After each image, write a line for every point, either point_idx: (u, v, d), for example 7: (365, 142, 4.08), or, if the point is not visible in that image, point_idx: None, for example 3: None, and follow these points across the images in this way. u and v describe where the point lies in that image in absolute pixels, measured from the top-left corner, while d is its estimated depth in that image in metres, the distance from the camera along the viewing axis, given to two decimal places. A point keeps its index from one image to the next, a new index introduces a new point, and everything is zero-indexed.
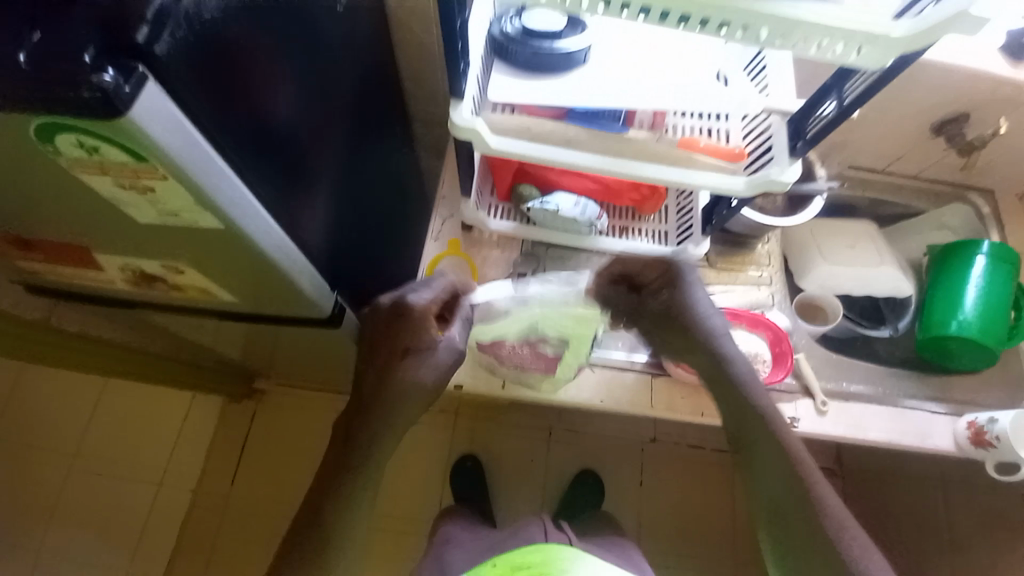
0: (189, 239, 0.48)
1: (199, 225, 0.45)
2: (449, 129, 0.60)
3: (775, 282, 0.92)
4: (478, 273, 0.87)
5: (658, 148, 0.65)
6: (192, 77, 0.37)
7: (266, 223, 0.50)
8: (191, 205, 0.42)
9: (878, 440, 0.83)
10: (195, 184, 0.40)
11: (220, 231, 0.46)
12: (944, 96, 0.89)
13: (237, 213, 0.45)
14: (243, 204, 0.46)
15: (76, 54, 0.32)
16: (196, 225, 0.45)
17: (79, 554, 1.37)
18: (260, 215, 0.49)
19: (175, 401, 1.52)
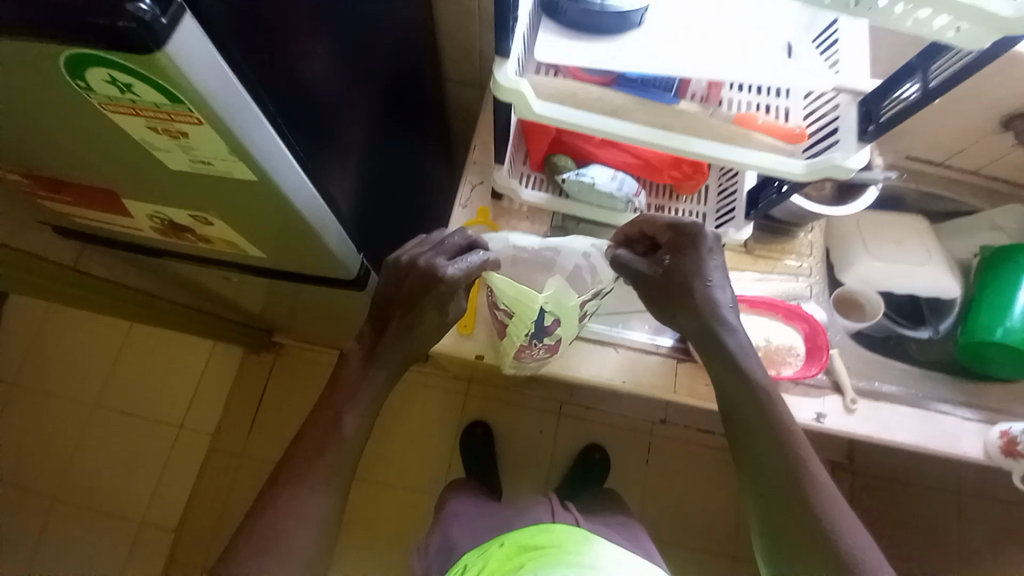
0: (221, 190, 0.46)
1: (232, 176, 0.43)
2: (492, 88, 0.55)
3: (814, 275, 0.88)
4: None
5: (711, 123, 0.61)
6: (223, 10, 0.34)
7: (299, 176, 0.48)
8: (226, 154, 0.40)
9: (904, 442, 0.81)
10: (230, 131, 0.37)
11: (254, 183, 0.44)
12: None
13: (271, 166, 0.43)
14: (277, 156, 0.43)
15: None
16: (229, 176, 0.43)
17: (109, 482, 1.47)
18: (293, 168, 0.46)
19: (198, 349, 1.56)
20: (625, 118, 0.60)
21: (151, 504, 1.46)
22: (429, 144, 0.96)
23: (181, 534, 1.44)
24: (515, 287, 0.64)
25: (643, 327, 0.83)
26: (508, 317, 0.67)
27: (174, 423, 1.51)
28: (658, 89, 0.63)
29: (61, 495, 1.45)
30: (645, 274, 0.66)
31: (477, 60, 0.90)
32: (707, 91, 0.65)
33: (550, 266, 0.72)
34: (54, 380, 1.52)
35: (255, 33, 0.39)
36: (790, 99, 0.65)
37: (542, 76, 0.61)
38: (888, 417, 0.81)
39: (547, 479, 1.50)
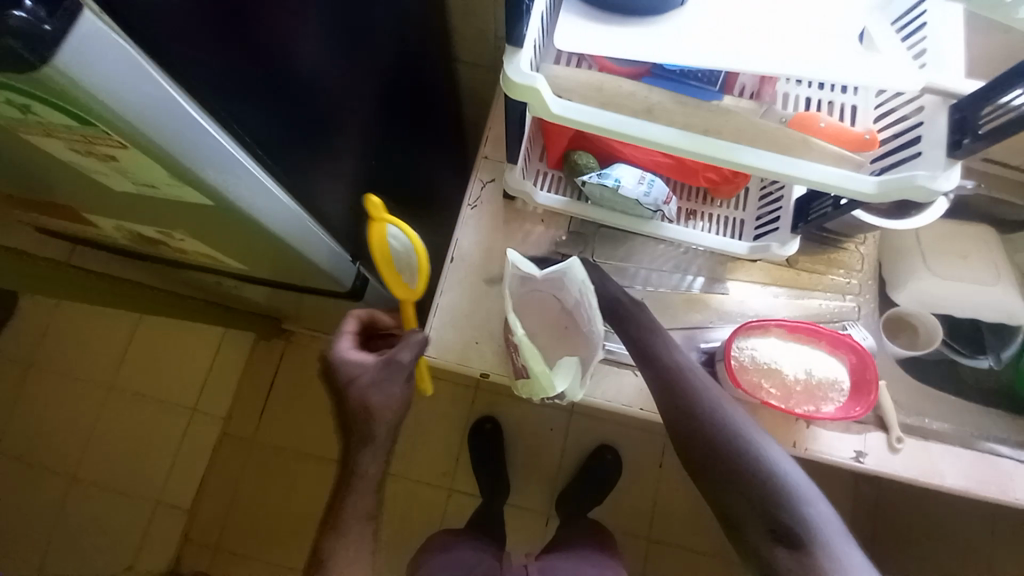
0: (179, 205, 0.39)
1: (184, 200, 0.38)
2: (501, 86, 0.45)
3: (863, 293, 0.79)
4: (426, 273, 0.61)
5: (766, 126, 0.51)
6: None
7: (262, 190, 0.41)
8: (170, 178, 0.35)
9: (952, 486, 0.72)
10: (156, 144, 0.32)
11: (211, 206, 0.40)
12: None
13: (223, 185, 0.37)
14: (233, 173, 0.38)
15: None
16: (180, 200, 0.38)
17: (124, 462, 1.49)
18: (258, 183, 0.40)
19: (209, 334, 1.55)
20: (662, 120, 0.50)
21: (165, 486, 1.48)
22: (437, 134, 0.87)
23: (194, 515, 1.46)
24: (533, 356, 0.60)
25: None
26: (523, 372, 0.64)
27: (186, 408, 1.52)
28: (700, 83, 0.53)
29: (79, 473, 1.49)
30: (623, 313, 0.69)
31: (492, 41, 0.80)
32: (757, 84, 0.56)
33: (561, 287, 0.72)
34: (73, 359, 1.54)
35: None
36: (859, 97, 0.55)
37: (564, 67, 0.52)
38: (937, 459, 0.73)
39: (554, 481, 1.46)
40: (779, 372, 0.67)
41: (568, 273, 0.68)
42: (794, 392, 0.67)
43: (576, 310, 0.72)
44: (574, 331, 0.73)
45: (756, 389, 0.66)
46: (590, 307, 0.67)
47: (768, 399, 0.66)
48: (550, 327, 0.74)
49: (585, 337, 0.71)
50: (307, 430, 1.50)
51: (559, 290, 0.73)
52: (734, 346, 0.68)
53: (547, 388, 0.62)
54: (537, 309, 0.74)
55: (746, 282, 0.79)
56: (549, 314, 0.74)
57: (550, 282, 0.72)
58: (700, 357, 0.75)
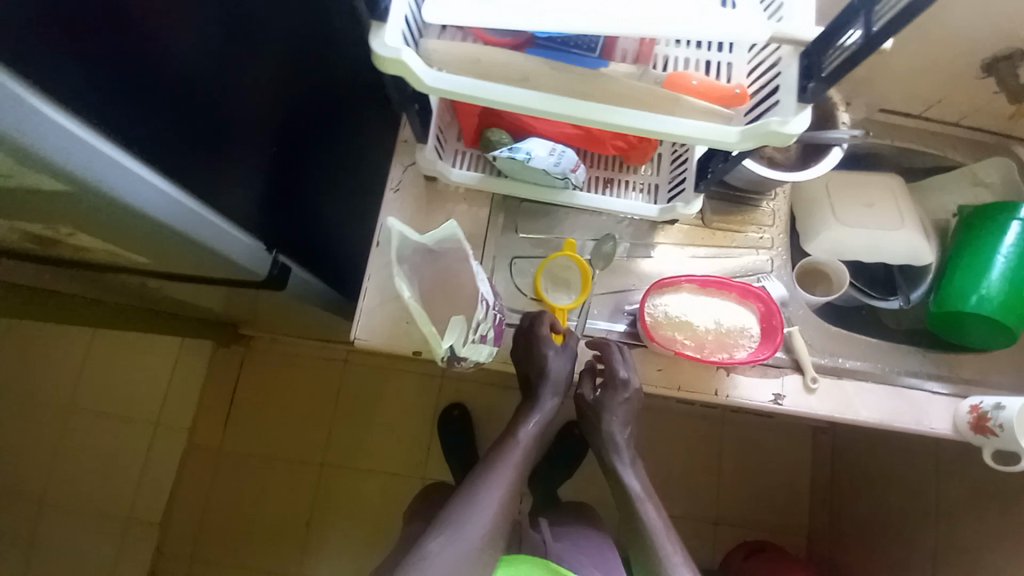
0: (41, 188, 0.40)
1: (41, 187, 0.40)
2: (371, 60, 0.47)
3: (775, 246, 0.83)
4: (587, 275, 0.76)
5: (638, 87, 0.52)
6: None
7: (121, 174, 0.42)
8: (14, 166, 0.37)
9: (869, 420, 0.77)
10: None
11: (79, 194, 0.41)
12: (993, 28, 0.75)
13: (85, 172, 0.39)
14: (95, 159, 0.40)
15: None
16: (35, 187, 0.40)
17: (88, 482, 1.47)
18: (125, 170, 0.42)
19: (165, 347, 1.52)
20: (536, 86, 0.52)
21: (136, 502, 1.47)
22: (363, 123, 0.88)
23: (166, 527, 1.45)
24: (420, 319, 0.59)
25: (599, 313, 0.79)
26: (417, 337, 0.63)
27: (150, 421, 1.50)
28: (580, 50, 0.55)
29: (47, 496, 1.47)
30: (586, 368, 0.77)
31: None
32: (638, 48, 0.57)
33: (454, 252, 0.68)
34: (26, 386, 1.50)
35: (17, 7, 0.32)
36: (733, 54, 0.58)
37: (442, 40, 0.52)
38: (848, 394, 0.77)
39: None
40: (691, 325, 0.71)
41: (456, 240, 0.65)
42: (707, 342, 0.70)
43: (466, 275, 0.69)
44: (465, 300, 0.69)
45: (671, 342, 0.71)
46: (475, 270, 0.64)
47: (683, 350, 0.70)
48: (446, 295, 0.71)
49: (467, 296, 0.69)
50: (277, 432, 1.50)
51: (454, 257, 0.69)
52: (648, 304, 0.72)
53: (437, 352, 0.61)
54: (443, 280, 0.71)
55: (667, 245, 0.82)
56: (457, 289, 0.70)
57: (442, 247, 0.68)
58: (627, 319, 0.78)
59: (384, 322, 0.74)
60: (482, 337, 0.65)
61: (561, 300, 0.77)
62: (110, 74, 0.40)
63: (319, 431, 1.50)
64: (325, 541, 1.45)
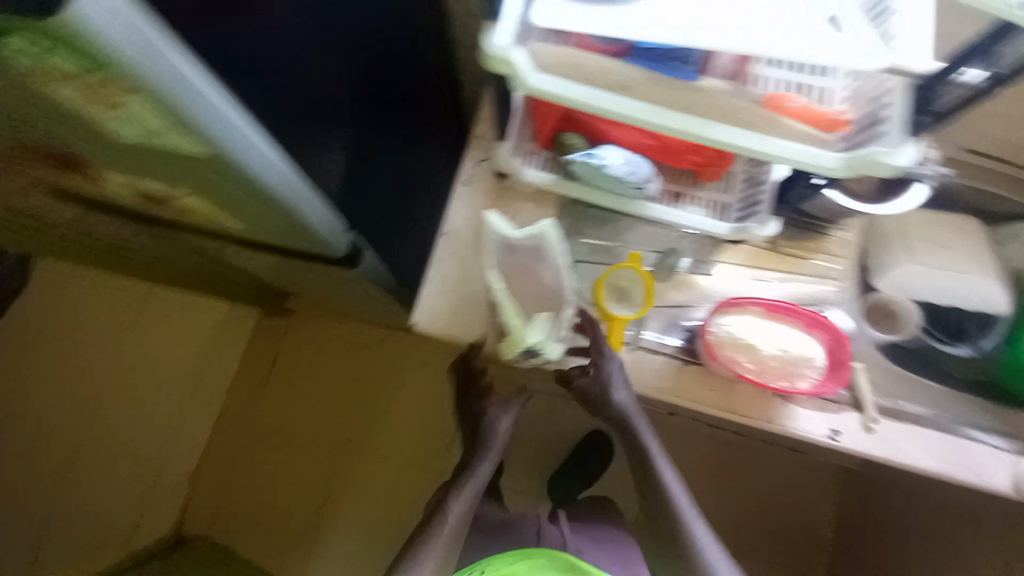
0: (186, 152, 0.40)
1: (188, 152, 0.40)
2: (482, 61, 0.50)
3: (845, 278, 0.81)
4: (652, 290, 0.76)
5: (739, 103, 0.52)
6: None
7: (253, 146, 0.42)
8: (174, 129, 0.36)
9: (929, 470, 0.73)
10: (166, 101, 0.33)
11: (217, 162, 0.41)
12: None
13: (230, 142, 0.39)
14: (237, 131, 0.40)
15: None
16: (185, 151, 0.39)
17: (127, 433, 1.53)
18: (256, 142, 0.43)
19: (214, 312, 1.58)
20: (636, 95, 0.52)
21: (170, 457, 1.52)
22: (431, 112, 0.90)
23: (195, 485, 1.50)
24: (511, 310, 0.68)
25: (652, 324, 0.78)
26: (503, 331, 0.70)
27: (191, 381, 1.56)
28: (676, 62, 0.54)
29: (87, 441, 1.53)
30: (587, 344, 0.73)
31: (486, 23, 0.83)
32: (736, 66, 0.56)
33: (538, 253, 0.74)
34: (81, 334, 1.58)
35: None
36: (831, 79, 0.57)
37: (545, 43, 0.53)
38: (910, 440, 0.74)
39: (548, 465, 1.49)
40: (755, 348, 0.70)
41: (542, 242, 0.71)
42: (769, 367, 0.70)
43: (548, 275, 0.74)
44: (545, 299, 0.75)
45: (732, 363, 0.70)
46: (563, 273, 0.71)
47: (744, 372, 0.70)
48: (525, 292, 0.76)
49: (551, 294, 0.75)
50: (310, 406, 1.54)
51: (535, 258, 0.74)
52: (712, 323, 0.71)
53: (522, 344, 0.68)
54: (522, 275, 0.76)
55: (730, 265, 0.81)
56: (535, 286, 0.77)
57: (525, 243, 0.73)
58: (684, 335, 0.77)
59: (444, 309, 0.76)
60: (563, 335, 0.72)
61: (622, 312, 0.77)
62: None
63: (349, 410, 1.53)
64: (343, 519, 1.47)
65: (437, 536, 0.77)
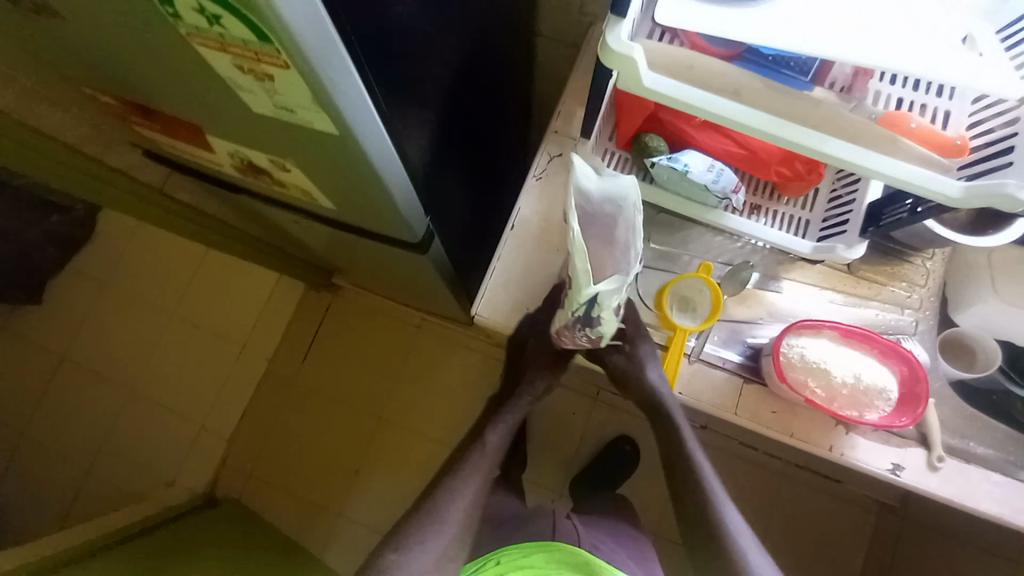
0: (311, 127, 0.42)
1: (312, 126, 0.41)
2: (599, 52, 0.48)
3: (922, 309, 0.78)
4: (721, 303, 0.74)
5: (855, 120, 0.50)
6: None
7: (370, 128, 0.43)
8: (310, 103, 0.38)
9: (994, 517, 0.70)
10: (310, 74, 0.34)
11: (335, 138, 0.42)
12: None
13: (354, 121, 0.40)
14: (361, 110, 0.41)
15: None
16: (309, 125, 0.41)
17: (171, 386, 1.60)
18: (374, 123, 0.43)
19: (263, 279, 1.63)
20: (749, 101, 0.50)
21: (210, 413, 1.58)
22: (509, 102, 0.89)
23: (231, 443, 1.57)
24: (581, 255, 0.60)
25: (712, 336, 0.76)
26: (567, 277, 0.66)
27: (236, 343, 1.61)
28: (793, 71, 0.52)
29: (135, 389, 1.60)
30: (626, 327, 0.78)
31: (575, 16, 0.81)
32: (849, 79, 0.54)
33: (615, 222, 0.70)
34: (137, 287, 1.65)
35: None
36: (953, 102, 0.54)
37: (658, 43, 0.52)
38: (977, 484, 0.71)
39: (573, 464, 1.48)
40: (828, 373, 0.68)
41: (621, 203, 0.67)
42: (838, 395, 0.68)
43: (620, 249, 0.70)
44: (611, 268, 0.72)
45: (801, 387, 0.68)
46: (636, 246, 0.65)
47: (813, 397, 0.68)
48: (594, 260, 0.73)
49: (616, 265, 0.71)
50: (346, 380, 1.58)
51: (610, 228, 0.71)
52: (783, 343, 0.70)
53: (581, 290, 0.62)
54: (594, 243, 0.72)
55: (802, 283, 0.78)
56: (603, 258, 0.72)
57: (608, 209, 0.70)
58: (745, 350, 0.75)
59: (506, 301, 0.77)
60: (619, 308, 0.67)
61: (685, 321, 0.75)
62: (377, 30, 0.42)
63: (383, 387, 1.57)
64: (367, 491, 1.51)
65: (459, 507, 0.80)
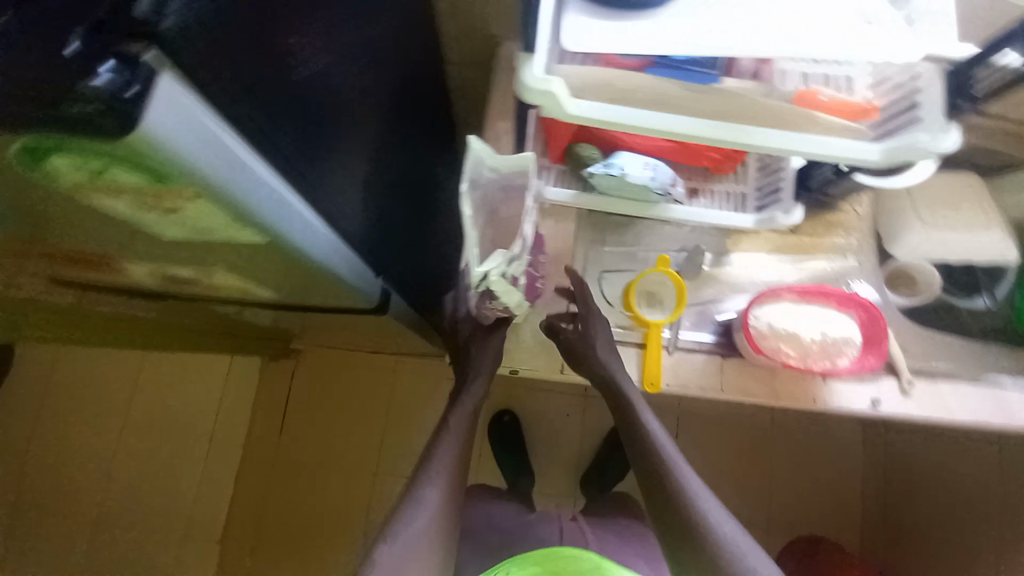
0: (238, 240, 0.40)
1: (237, 240, 0.39)
2: (518, 92, 0.48)
3: (863, 251, 0.83)
4: (684, 296, 0.75)
5: (774, 106, 0.53)
6: (210, 52, 0.29)
7: (297, 221, 0.42)
8: (228, 221, 0.36)
9: (965, 423, 0.75)
10: (220, 195, 0.33)
11: (263, 242, 0.41)
12: None
13: (278, 222, 0.39)
14: (283, 210, 0.40)
15: (92, 62, 0.25)
16: (233, 240, 0.39)
17: (143, 502, 1.47)
18: (299, 215, 0.42)
19: (217, 364, 1.52)
20: (675, 110, 0.52)
21: (193, 519, 1.46)
22: (436, 133, 0.87)
23: (224, 546, 1.45)
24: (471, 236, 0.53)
25: (685, 323, 0.78)
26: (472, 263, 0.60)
27: (203, 438, 1.50)
28: (704, 68, 0.52)
29: (102, 518, 1.46)
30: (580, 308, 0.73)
31: (481, 40, 0.80)
32: (755, 66, 0.56)
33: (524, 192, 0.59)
34: (78, 408, 1.51)
35: (238, 53, 0.32)
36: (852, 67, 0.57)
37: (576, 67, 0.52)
38: (946, 398, 0.76)
39: (578, 465, 1.49)
40: (798, 336, 0.70)
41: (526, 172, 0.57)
42: (811, 351, 0.71)
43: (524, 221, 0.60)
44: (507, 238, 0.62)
45: (776, 353, 0.70)
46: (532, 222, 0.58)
47: (788, 361, 0.70)
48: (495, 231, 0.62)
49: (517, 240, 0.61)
50: (331, 444, 1.50)
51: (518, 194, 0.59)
52: (751, 316, 0.72)
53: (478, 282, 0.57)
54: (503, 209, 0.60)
55: (752, 253, 0.82)
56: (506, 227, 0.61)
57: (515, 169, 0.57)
58: (717, 329, 0.77)
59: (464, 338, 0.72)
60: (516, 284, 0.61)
61: (655, 317, 0.76)
62: (303, 119, 0.41)
63: (372, 440, 1.51)
64: None
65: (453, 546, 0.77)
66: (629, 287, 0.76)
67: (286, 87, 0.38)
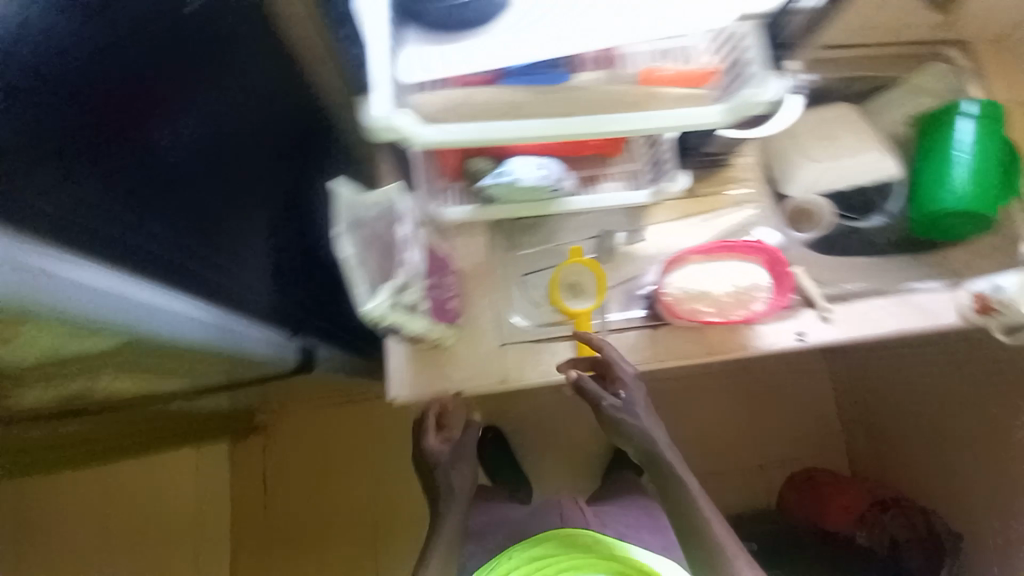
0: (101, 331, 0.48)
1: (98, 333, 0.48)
2: (366, 131, 0.50)
3: (760, 197, 0.88)
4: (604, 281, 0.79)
5: (619, 91, 0.56)
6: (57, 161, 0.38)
7: (153, 304, 0.51)
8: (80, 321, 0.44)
9: (887, 334, 0.80)
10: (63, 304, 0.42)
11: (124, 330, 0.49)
12: None
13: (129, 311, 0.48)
14: (132, 302, 0.48)
15: None
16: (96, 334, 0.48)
17: None
18: (153, 300, 0.51)
19: (181, 458, 1.46)
20: (529, 114, 0.54)
21: None
22: None
23: None
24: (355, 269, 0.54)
25: (612, 305, 0.81)
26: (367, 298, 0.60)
27: (188, 536, 1.44)
28: (549, 69, 0.54)
29: None
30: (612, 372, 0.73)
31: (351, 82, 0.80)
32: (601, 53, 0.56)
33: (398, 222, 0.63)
34: None
35: (94, 152, 0.41)
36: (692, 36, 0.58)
37: (427, 93, 0.54)
38: (865, 315, 0.81)
39: (572, 461, 1.49)
40: (709, 293, 0.75)
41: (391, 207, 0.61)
42: (725, 304, 0.75)
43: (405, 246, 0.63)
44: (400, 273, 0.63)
45: (694, 313, 0.75)
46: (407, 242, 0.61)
47: (706, 316, 0.75)
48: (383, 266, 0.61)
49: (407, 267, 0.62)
50: (319, 504, 1.47)
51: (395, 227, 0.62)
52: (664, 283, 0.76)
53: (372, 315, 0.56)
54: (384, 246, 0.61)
55: (661, 224, 0.85)
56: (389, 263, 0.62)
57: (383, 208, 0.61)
58: (644, 302, 0.81)
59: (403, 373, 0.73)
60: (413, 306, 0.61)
61: (580, 305, 0.78)
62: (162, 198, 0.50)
63: (360, 490, 1.47)
64: None
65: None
66: (551, 282, 0.78)
67: (148, 179, 0.48)
